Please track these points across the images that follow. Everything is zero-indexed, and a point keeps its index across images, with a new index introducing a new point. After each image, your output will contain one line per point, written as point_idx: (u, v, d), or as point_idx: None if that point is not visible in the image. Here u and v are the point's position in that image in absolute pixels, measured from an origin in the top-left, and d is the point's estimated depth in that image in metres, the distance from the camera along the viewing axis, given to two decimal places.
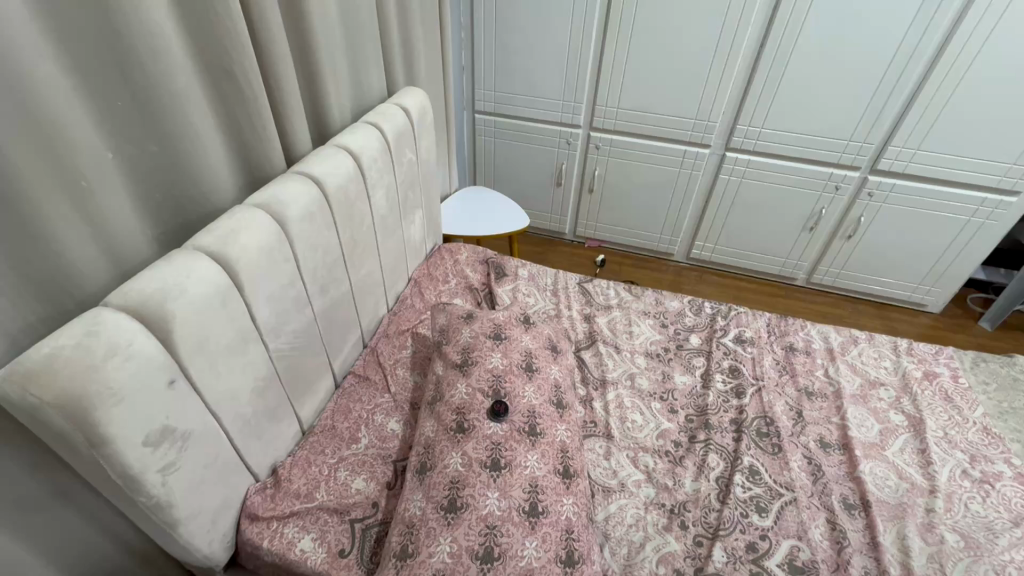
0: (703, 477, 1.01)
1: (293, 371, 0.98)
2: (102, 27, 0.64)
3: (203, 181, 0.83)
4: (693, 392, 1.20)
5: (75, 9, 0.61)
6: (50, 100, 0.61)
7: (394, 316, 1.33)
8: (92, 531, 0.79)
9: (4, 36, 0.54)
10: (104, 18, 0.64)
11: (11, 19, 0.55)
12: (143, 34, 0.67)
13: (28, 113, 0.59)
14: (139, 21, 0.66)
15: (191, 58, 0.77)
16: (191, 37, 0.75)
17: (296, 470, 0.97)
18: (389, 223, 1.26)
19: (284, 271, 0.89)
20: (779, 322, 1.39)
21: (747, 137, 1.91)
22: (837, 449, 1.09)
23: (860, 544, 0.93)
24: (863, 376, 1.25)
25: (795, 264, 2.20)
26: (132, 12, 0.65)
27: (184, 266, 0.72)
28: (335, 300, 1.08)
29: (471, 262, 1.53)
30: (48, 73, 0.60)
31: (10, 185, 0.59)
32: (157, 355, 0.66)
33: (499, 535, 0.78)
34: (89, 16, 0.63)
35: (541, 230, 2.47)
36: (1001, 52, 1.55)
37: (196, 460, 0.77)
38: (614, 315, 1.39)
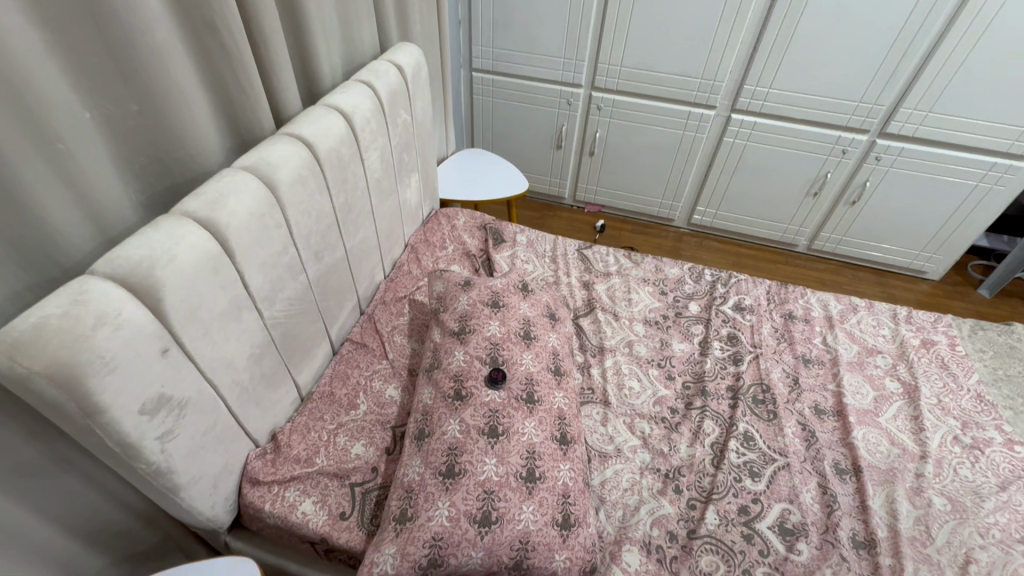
0: (698, 443, 1.03)
1: (290, 338, 0.97)
2: None
3: (187, 143, 0.80)
4: (690, 359, 1.20)
5: None
6: (18, 57, 0.57)
7: (391, 282, 1.32)
8: (94, 494, 0.80)
9: None
10: None
11: None
12: None
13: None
14: None
15: (169, 10, 0.72)
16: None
17: (296, 436, 0.98)
18: (384, 187, 1.23)
19: (277, 237, 0.87)
20: (779, 289, 1.38)
21: (754, 98, 1.85)
22: (831, 415, 1.10)
23: (849, 507, 0.95)
24: (861, 344, 1.25)
25: (797, 230, 2.17)
26: None
27: (172, 233, 0.70)
28: (330, 267, 1.06)
29: (469, 228, 1.51)
30: (15, 26, 0.56)
31: None
32: (148, 324, 0.65)
33: (497, 500, 0.79)
34: None
35: (540, 194, 2.43)
36: None
37: (194, 427, 0.77)
38: (613, 282, 1.38)
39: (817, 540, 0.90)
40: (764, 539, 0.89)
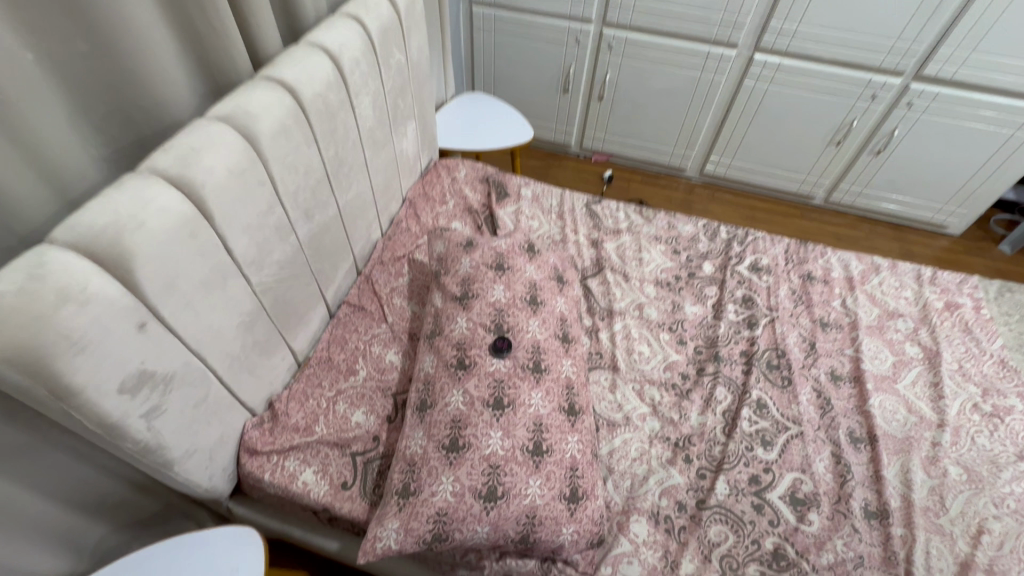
0: (710, 411, 0.99)
1: (282, 303, 0.91)
2: None
3: (152, 87, 0.71)
4: (703, 322, 1.15)
5: None
6: None
7: (388, 240, 1.24)
8: (84, 468, 0.77)
9: None
10: None
11: None
12: None
13: None
14: None
15: None
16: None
17: (294, 404, 0.95)
18: (378, 137, 1.13)
19: (262, 196, 0.79)
20: (799, 248, 1.31)
21: (780, 36, 1.69)
22: (848, 382, 1.06)
23: (862, 476, 0.93)
24: (882, 307, 1.19)
25: (815, 181, 2.06)
26: None
27: (140, 195, 0.62)
28: (322, 227, 0.99)
29: (470, 180, 1.41)
30: None
31: None
32: (120, 299, 0.59)
33: (503, 475, 0.77)
34: None
35: (544, 143, 2.29)
36: None
37: (183, 402, 0.73)
38: (623, 241, 1.30)
39: (828, 510, 0.88)
40: (775, 509, 0.88)
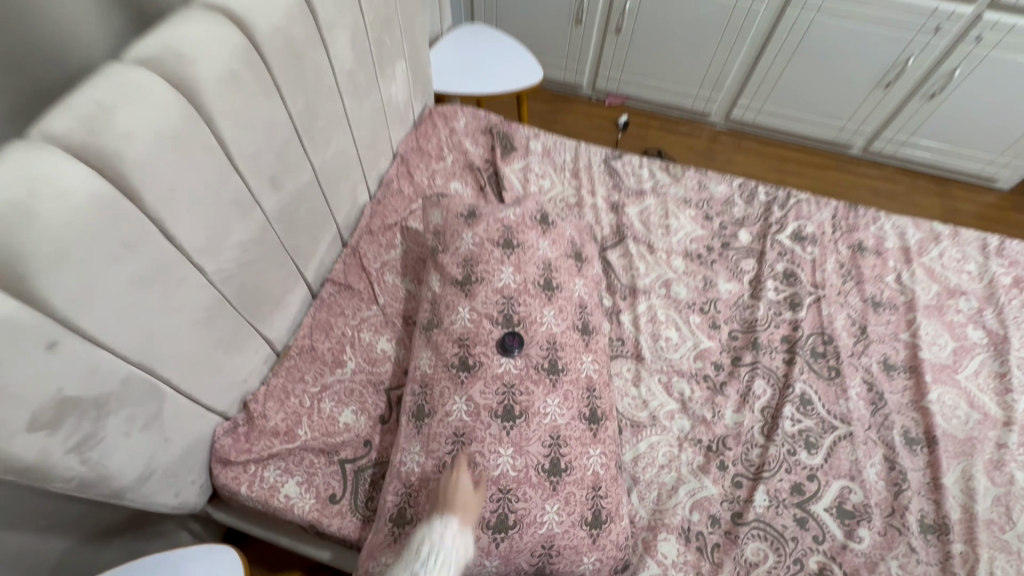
0: (747, 408, 0.87)
1: (250, 291, 0.77)
2: None
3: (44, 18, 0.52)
4: (739, 303, 1.00)
5: None
6: None
7: (377, 205, 1.07)
8: (28, 494, 0.65)
9: None
10: None
11: None
12: None
13: None
14: None
15: None
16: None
17: (271, 404, 0.82)
18: (360, 82, 0.93)
19: (211, 163, 0.62)
20: (848, 212, 1.14)
21: None
22: (902, 372, 0.94)
23: (917, 484, 0.82)
24: (942, 283, 1.05)
25: (855, 129, 1.85)
26: None
27: (28, 172, 0.46)
28: (296, 196, 0.82)
29: (471, 132, 1.22)
30: None
31: None
32: (12, 316, 0.44)
33: (514, 501, 0.65)
34: None
35: (553, 83, 2.05)
36: None
37: (128, 422, 0.60)
38: (647, 205, 1.13)
39: (880, 525, 0.78)
40: (820, 523, 0.78)
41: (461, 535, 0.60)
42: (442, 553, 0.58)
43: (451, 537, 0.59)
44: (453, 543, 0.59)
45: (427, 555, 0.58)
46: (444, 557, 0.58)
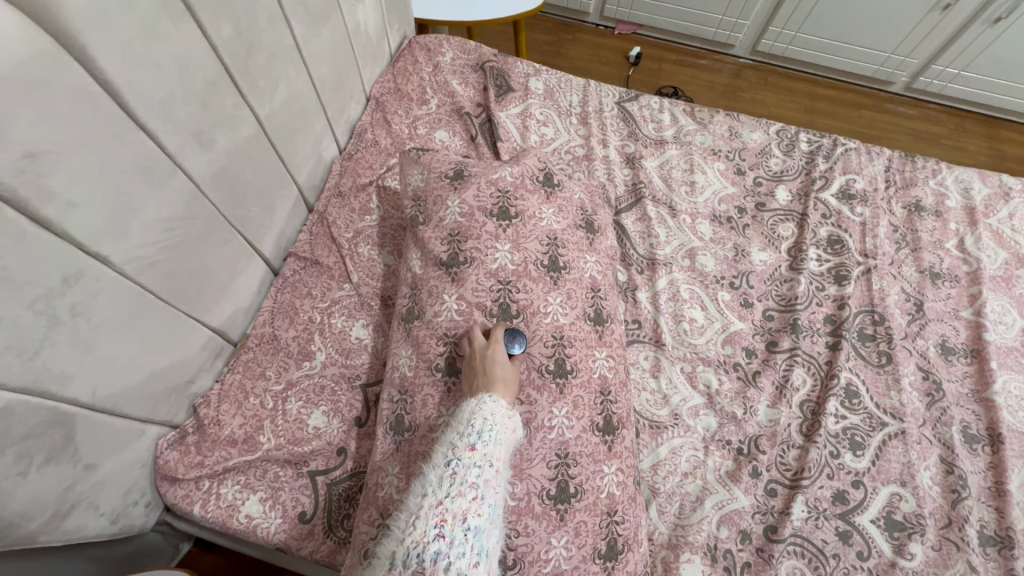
0: (784, 403, 0.75)
1: (186, 274, 0.62)
2: None
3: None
4: (775, 276, 0.86)
5: None
6: None
7: (348, 160, 0.90)
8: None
9: None
10: None
11: None
12: None
13: None
14: None
15: None
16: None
17: (227, 407, 0.69)
18: (313, 3, 0.74)
19: (91, 117, 0.45)
20: (905, 165, 0.97)
21: None
22: (963, 357, 0.81)
23: (977, 489, 0.71)
24: (1011, 250, 0.90)
25: (900, 61, 1.62)
26: None
27: None
28: (236, 154, 0.65)
29: (459, 69, 1.02)
30: None
31: None
32: None
33: (513, 536, 0.54)
34: None
35: (555, 9, 1.79)
36: None
37: (16, 460, 0.47)
38: (668, 156, 0.96)
39: (935, 538, 0.68)
40: (865, 537, 0.67)
41: (509, 412, 0.53)
42: (494, 428, 0.51)
43: (503, 416, 0.52)
44: (504, 422, 0.52)
45: (479, 428, 0.50)
46: (498, 430, 0.51)
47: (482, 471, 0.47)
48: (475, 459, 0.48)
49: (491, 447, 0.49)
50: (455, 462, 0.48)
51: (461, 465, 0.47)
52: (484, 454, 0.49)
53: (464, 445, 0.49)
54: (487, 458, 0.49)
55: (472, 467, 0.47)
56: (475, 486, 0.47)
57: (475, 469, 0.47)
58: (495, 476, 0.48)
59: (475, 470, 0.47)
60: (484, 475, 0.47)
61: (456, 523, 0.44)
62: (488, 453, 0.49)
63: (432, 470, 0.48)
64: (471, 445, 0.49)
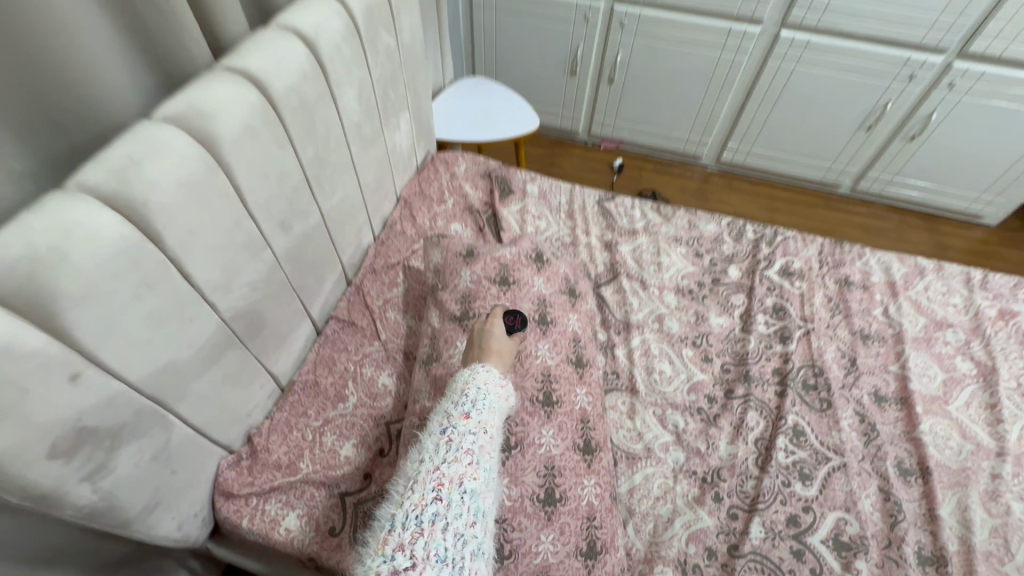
0: (741, 440, 0.89)
1: (257, 324, 0.80)
2: None
3: (63, 73, 0.56)
4: (730, 336, 1.03)
5: None
6: None
7: (381, 246, 1.12)
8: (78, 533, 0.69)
9: None
10: None
11: None
12: None
13: None
14: None
15: None
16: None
17: (275, 437, 0.84)
18: (366, 132, 1.01)
19: (224, 208, 0.67)
20: (834, 249, 1.18)
21: (812, 10, 1.53)
22: (894, 404, 0.95)
23: (913, 515, 0.83)
24: (928, 316, 1.08)
25: (842, 168, 1.92)
26: None
27: (64, 218, 0.50)
28: (303, 237, 0.87)
29: (470, 177, 1.28)
30: None
31: None
32: (40, 347, 0.48)
33: (510, 530, 0.67)
34: None
35: (550, 130, 2.15)
36: None
37: (137, 453, 0.62)
38: (639, 243, 1.18)
39: (877, 557, 0.78)
40: (816, 555, 0.78)
41: (501, 376, 0.69)
42: (488, 397, 0.64)
43: (496, 380, 0.66)
44: (499, 389, 0.66)
45: (474, 397, 0.63)
46: (489, 397, 0.64)
47: (476, 437, 0.58)
48: (470, 426, 0.59)
49: (483, 416, 0.61)
50: (452, 430, 0.58)
51: (457, 433, 0.58)
52: (478, 422, 0.60)
53: (460, 415, 0.60)
54: (482, 426, 0.60)
55: (467, 433, 0.58)
56: (470, 452, 0.57)
57: (470, 435, 0.58)
58: (487, 441, 0.59)
59: (470, 436, 0.58)
60: (478, 441, 0.58)
61: (453, 487, 0.53)
62: (483, 421, 0.61)
63: (431, 441, 0.58)
64: (466, 414, 0.60)
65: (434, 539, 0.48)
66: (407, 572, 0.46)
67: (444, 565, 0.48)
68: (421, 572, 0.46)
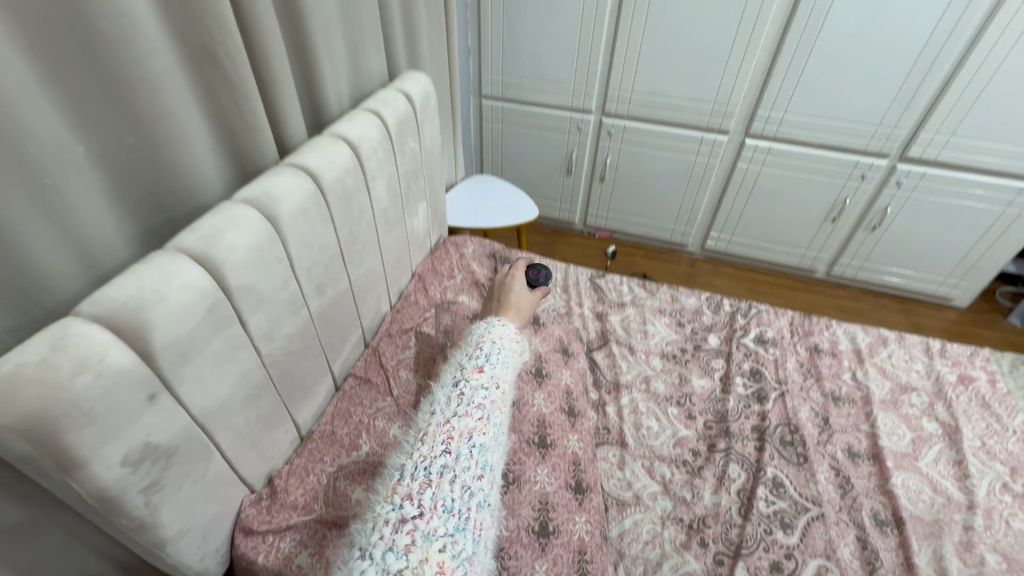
0: (724, 490, 0.95)
1: (289, 374, 0.92)
2: (72, 20, 0.57)
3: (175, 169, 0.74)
4: (711, 396, 1.13)
5: (48, 7, 0.54)
6: (23, 108, 0.54)
7: (396, 314, 1.27)
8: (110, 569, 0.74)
9: None
10: (77, 17, 0.57)
11: None
12: (117, 29, 0.60)
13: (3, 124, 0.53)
14: (118, 20, 0.60)
15: (177, 54, 0.70)
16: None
17: (294, 480, 0.92)
18: (391, 216, 1.20)
19: (276, 273, 0.83)
20: (803, 320, 1.31)
21: (769, 123, 1.81)
22: (866, 460, 1.03)
23: (892, 564, 0.87)
24: (894, 380, 1.18)
25: (815, 255, 2.11)
26: (114, 16, 0.60)
27: (163, 270, 0.65)
28: (333, 300, 1.02)
29: (477, 257, 1.46)
30: (19, 74, 0.53)
31: None
32: (133, 368, 0.60)
33: (507, 558, 0.73)
34: (60, 15, 0.56)
35: (550, 220, 2.39)
36: None
37: (183, 476, 0.71)
38: (627, 313, 1.32)
39: None
40: None
41: (515, 329, 0.86)
42: (501, 352, 0.78)
43: (510, 334, 0.83)
44: (512, 344, 0.81)
45: (489, 353, 0.77)
46: (502, 349, 0.79)
47: (487, 393, 0.70)
48: (483, 379, 0.72)
49: (495, 372, 0.74)
50: (468, 382, 0.71)
51: (470, 387, 0.70)
52: (490, 377, 0.73)
53: (473, 370, 0.73)
54: (495, 381, 0.73)
55: (479, 388, 0.70)
56: (480, 407, 0.68)
57: (481, 390, 0.70)
58: (498, 393, 0.71)
59: (481, 392, 0.70)
60: (489, 397, 0.70)
61: (462, 442, 0.63)
62: (495, 376, 0.74)
63: (448, 391, 0.70)
64: (479, 369, 0.73)
65: (441, 491, 0.57)
66: (414, 519, 0.54)
67: (450, 514, 0.56)
68: (428, 519, 0.55)
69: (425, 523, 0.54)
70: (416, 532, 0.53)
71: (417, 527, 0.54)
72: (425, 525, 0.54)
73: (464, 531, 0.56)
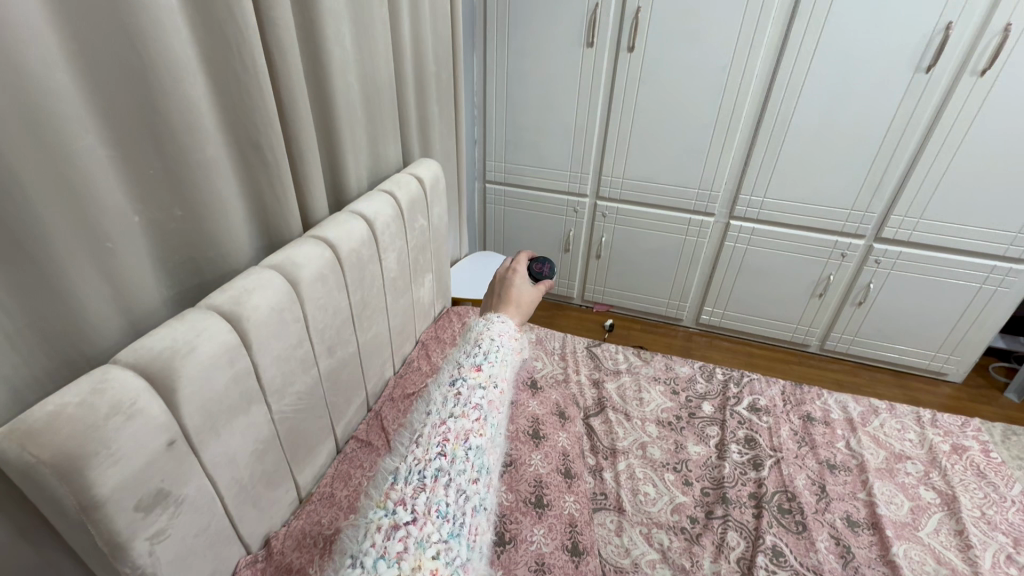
0: (723, 558, 0.94)
1: (294, 432, 0.95)
2: (148, 115, 0.69)
3: (212, 239, 0.83)
4: (707, 463, 1.14)
5: (130, 104, 0.66)
6: (96, 184, 0.64)
7: (399, 379, 1.31)
8: None
9: (64, 129, 0.59)
10: (153, 112, 0.69)
11: (67, 114, 0.59)
12: (184, 122, 0.72)
13: (78, 198, 0.62)
14: (185, 116, 0.72)
15: (228, 142, 0.82)
16: (218, 87, 0.78)
17: (289, 542, 0.92)
18: (399, 285, 1.28)
19: (292, 333, 0.89)
20: (794, 389, 1.35)
21: (750, 207, 1.96)
22: (866, 529, 1.02)
23: None
24: (888, 449, 1.19)
25: (807, 330, 2.17)
26: (183, 113, 0.72)
27: (195, 325, 0.72)
28: (341, 361, 1.07)
29: None
30: (98, 156, 0.64)
31: (43, 261, 0.60)
32: (158, 414, 0.65)
33: None
34: (139, 110, 0.68)
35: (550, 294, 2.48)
36: (984, 136, 1.61)
37: (187, 527, 0.73)
38: (622, 381, 1.36)
39: None
40: None
41: (514, 326, 0.91)
42: (501, 352, 0.83)
43: (510, 329, 0.88)
44: (512, 340, 0.87)
45: (487, 351, 0.81)
46: (500, 346, 0.83)
47: (485, 393, 0.74)
48: (479, 377, 0.76)
49: (493, 371, 0.78)
50: (466, 381, 0.75)
51: (467, 387, 0.74)
52: (489, 376, 0.77)
53: (472, 368, 0.78)
54: (492, 380, 0.77)
55: (477, 387, 0.74)
56: (478, 407, 0.72)
57: (478, 391, 0.74)
58: (495, 393, 0.76)
59: (479, 391, 0.74)
60: (486, 397, 0.74)
61: (457, 444, 0.66)
62: (493, 374, 0.78)
63: (446, 390, 0.75)
64: (477, 368, 0.77)
65: (435, 496, 0.60)
66: (406, 525, 0.56)
67: (444, 520, 0.58)
68: (422, 525, 0.57)
69: (418, 529, 0.56)
70: (409, 539, 0.55)
71: (409, 534, 0.56)
72: (419, 531, 0.56)
73: (458, 537, 0.58)
